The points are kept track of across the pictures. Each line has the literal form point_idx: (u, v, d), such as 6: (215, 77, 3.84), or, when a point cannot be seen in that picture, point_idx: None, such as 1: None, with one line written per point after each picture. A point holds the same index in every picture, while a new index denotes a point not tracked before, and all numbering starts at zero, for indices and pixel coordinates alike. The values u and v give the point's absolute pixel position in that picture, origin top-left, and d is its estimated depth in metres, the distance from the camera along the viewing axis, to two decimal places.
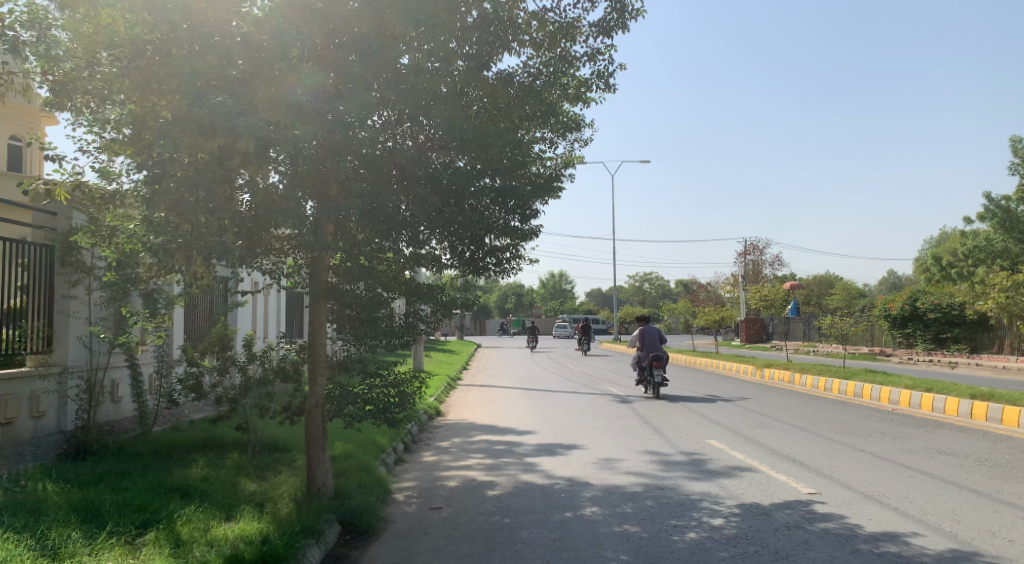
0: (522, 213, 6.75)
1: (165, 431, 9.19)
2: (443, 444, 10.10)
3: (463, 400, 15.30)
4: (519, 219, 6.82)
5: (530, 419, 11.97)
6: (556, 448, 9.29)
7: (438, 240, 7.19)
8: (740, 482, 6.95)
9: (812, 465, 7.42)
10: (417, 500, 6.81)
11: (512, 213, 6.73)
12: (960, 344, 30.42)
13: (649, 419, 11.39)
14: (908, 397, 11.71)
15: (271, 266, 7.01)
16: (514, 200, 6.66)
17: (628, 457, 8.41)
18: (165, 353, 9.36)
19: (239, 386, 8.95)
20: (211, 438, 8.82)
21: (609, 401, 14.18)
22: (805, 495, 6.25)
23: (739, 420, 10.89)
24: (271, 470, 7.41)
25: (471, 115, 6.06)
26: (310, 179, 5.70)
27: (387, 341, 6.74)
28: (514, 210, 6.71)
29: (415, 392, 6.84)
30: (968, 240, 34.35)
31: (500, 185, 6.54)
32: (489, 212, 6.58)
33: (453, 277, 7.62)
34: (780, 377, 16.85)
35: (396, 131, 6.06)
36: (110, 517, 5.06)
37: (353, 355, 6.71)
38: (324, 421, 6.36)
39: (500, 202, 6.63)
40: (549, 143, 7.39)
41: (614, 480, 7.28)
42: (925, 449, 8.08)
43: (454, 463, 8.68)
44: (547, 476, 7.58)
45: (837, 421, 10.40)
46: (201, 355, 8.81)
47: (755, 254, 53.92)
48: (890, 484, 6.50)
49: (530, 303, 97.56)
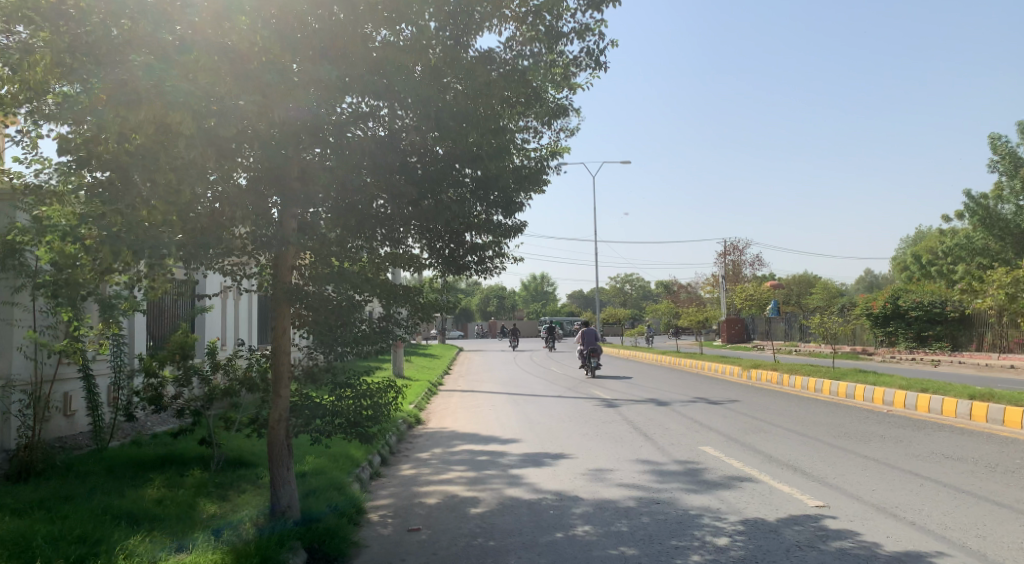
0: (505, 208, 6.27)
1: (123, 446, 8.57)
2: (423, 456, 9.54)
3: (444, 407, 14.74)
4: (503, 215, 6.33)
5: (514, 427, 11.44)
6: (542, 458, 8.77)
7: (416, 236, 6.71)
8: (741, 495, 6.47)
9: (817, 475, 6.97)
10: (393, 521, 6.26)
11: (493, 208, 6.21)
12: (942, 343, 30.28)
13: (638, 425, 10.91)
14: (904, 398, 11.32)
15: (233, 267, 6.45)
16: (496, 195, 6.18)
17: (619, 467, 7.92)
18: (121, 363, 8.76)
19: (201, 397, 8.37)
20: (172, 453, 8.22)
21: (595, 406, 13.69)
22: (813, 508, 5.78)
23: (733, 425, 10.45)
24: (233, 489, 6.84)
25: (448, 100, 5.55)
26: (269, 170, 5.15)
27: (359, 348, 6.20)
28: (497, 206, 6.22)
29: (389, 403, 6.34)
30: (949, 238, 34.32)
31: (482, 179, 6.05)
32: (469, 205, 6.06)
33: (433, 277, 7.16)
34: (768, 378, 16.46)
35: (367, 116, 5.55)
36: (41, 553, 4.51)
37: (322, 363, 6.16)
38: (289, 436, 5.79)
39: (481, 196, 6.13)
40: (533, 133, 6.91)
41: (606, 494, 6.78)
42: (931, 454, 7.65)
43: (433, 477, 8.13)
44: (534, 490, 7.06)
45: (834, 425, 9.98)
46: (160, 365, 8.21)
47: (736, 254, 53.73)
48: (903, 495, 6.04)
49: (512, 306, 97.21)
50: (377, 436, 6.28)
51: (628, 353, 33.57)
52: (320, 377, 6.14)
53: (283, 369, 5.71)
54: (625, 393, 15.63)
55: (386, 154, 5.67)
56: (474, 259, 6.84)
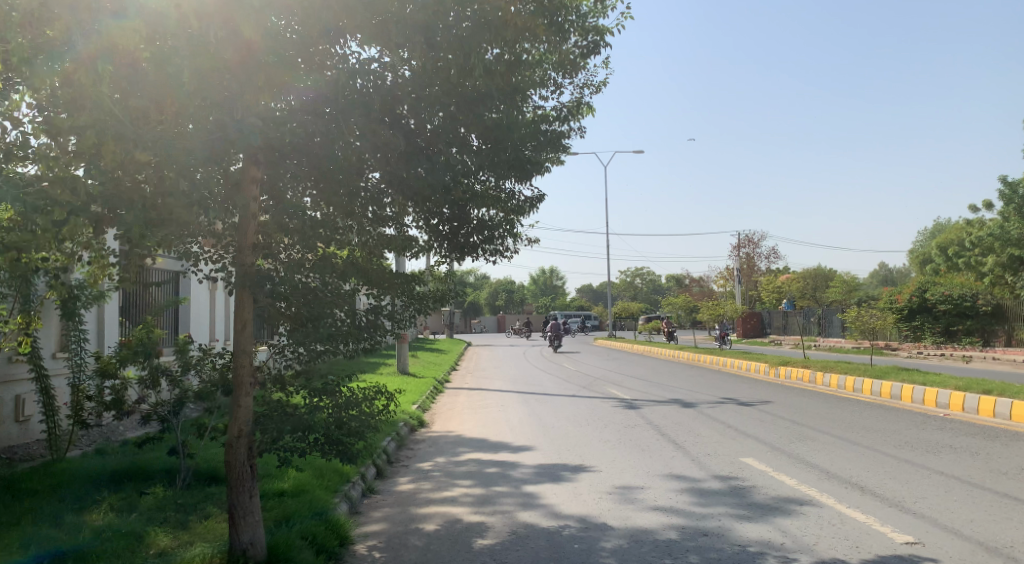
0: (519, 170, 5.33)
1: (84, 455, 7.55)
2: (424, 466, 8.44)
3: (450, 407, 13.62)
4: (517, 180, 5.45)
5: (526, 431, 10.32)
6: (559, 471, 7.65)
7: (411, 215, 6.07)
8: (805, 524, 5.34)
9: (890, 497, 5.84)
10: (384, 556, 5.16)
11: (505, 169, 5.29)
12: (973, 338, 28.92)
13: (666, 431, 9.77)
14: (962, 401, 10.18)
15: (200, 251, 5.44)
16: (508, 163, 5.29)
17: (650, 485, 6.80)
18: (80, 362, 7.67)
19: (171, 400, 7.27)
20: (136, 464, 7.16)
21: (614, 408, 12.54)
22: (903, 547, 4.65)
23: (774, 431, 9.28)
24: (197, 512, 5.77)
25: (446, 37, 4.72)
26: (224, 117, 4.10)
27: (341, 345, 5.11)
28: (508, 167, 5.27)
29: (380, 413, 5.23)
30: (980, 229, 32.84)
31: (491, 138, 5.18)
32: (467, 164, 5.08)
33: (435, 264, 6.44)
34: (800, 376, 15.30)
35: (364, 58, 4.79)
36: None
37: (295, 367, 5.02)
38: (254, 455, 4.65)
39: (494, 166, 5.24)
40: (553, 89, 5.93)
41: (640, 521, 5.66)
42: (1020, 472, 6.49)
43: (434, 494, 7.02)
44: (553, 515, 5.96)
45: (889, 431, 8.83)
46: (119, 365, 7.10)
47: (751, 247, 52.01)
48: (1011, 530, 4.90)
49: (521, 299, 96.15)
50: (364, 455, 5.16)
51: (641, 348, 32.26)
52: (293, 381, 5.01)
53: (245, 373, 4.54)
54: (645, 393, 14.46)
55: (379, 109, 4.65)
56: (482, 240, 5.93)
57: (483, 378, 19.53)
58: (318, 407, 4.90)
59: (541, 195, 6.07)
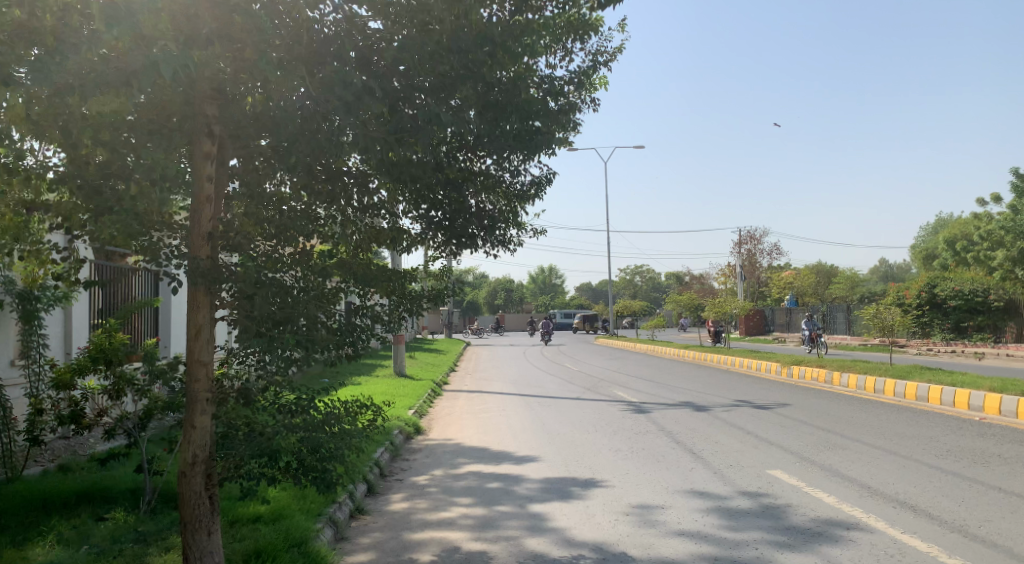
0: (525, 144, 4.65)
1: (43, 473, 6.81)
2: (420, 481, 7.70)
3: (447, 412, 12.86)
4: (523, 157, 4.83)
5: (530, 439, 9.60)
6: (568, 487, 6.94)
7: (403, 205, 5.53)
8: (859, 556, 4.60)
9: (951, 521, 5.13)
10: None
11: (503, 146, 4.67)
12: (984, 334, 28.26)
13: (681, 438, 9.07)
14: (997, 403, 9.51)
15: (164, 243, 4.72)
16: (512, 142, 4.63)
17: (671, 504, 6.08)
18: (37, 371, 6.91)
19: (137, 413, 6.51)
20: (97, 483, 6.40)
21: (623, 412, 11.83)
22: None
23: (798, 438, 8.57)
24: (157, 544, 5.03)
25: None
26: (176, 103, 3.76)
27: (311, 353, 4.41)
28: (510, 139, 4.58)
29: (361, 431, 4.51)
30: (990, 223, 32.18)
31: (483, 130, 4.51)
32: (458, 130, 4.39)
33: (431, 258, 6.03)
34: (816, 376, 14.62)
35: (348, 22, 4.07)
36: None
37: (263, 381, 4.25)
38: (212, 485, 3.89)
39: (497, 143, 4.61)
40: (562, 56, 5.23)
41: (665, 550, 4.95)
42: None
43: (430, 516, 6.28)
44: (565, 542, 5.26)
45: (926, 437, 8.13)
46: (77, 375, 6.34)
47: (753, 243, 51.09)
48: None
49: (521, 298, 95.51)
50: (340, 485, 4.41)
51: (644, 347, 31.42)
52: (256, 397, 4.30)
53: (200, 390, 3.81)
54: (653, 395, 13.72)
55: (366, 82, 3.93)
56: (483, 232, 5.28)
57: (483, 379, 18.79)
58: (287, 428, 4.17)
59: (551, 174, 5.38)
